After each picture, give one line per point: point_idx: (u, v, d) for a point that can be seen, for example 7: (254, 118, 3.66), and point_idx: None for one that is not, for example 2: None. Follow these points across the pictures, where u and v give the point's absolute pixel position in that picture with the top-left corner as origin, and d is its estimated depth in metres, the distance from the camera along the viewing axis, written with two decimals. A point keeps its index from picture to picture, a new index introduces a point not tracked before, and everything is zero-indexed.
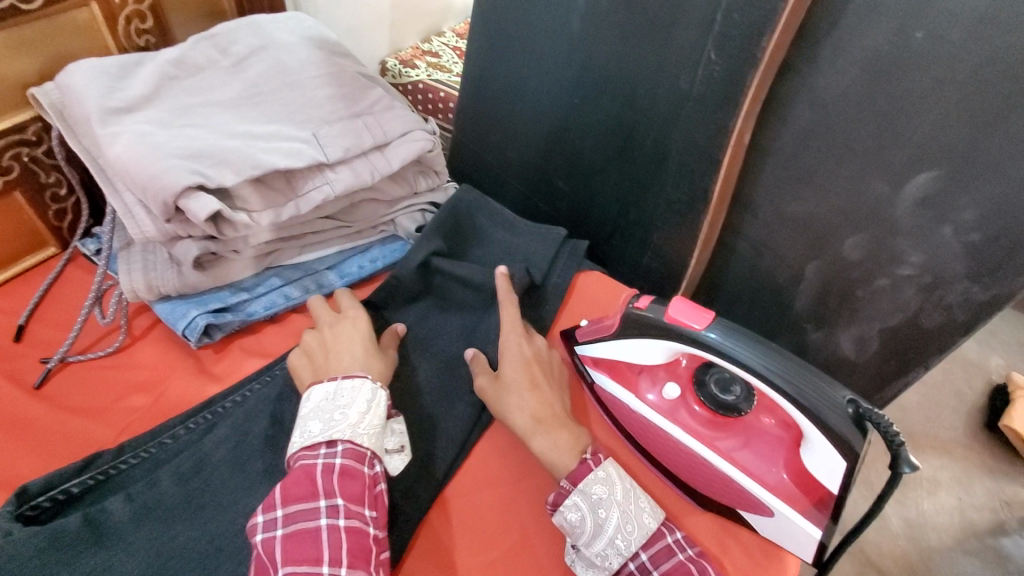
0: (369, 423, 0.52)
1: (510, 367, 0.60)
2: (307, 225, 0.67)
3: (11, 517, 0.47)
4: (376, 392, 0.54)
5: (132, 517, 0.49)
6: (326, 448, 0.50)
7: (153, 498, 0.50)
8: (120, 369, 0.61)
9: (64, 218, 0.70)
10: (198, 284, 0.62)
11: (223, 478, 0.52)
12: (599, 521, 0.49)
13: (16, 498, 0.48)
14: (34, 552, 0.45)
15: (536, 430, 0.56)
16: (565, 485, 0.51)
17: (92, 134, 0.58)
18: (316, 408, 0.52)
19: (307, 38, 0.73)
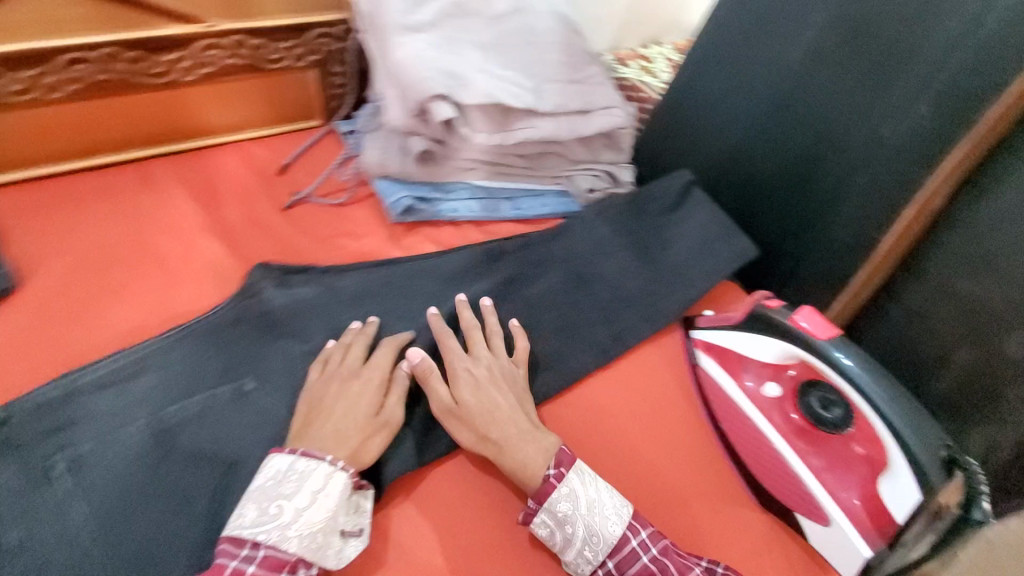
0: (307, 520, 0.48)
1: (464, 392, 0.59)
2: (505, 157, 0.80)
3: (262, 277, 0.66)
4: (330, 478, 0.50)
5: (323, 300, 0.67)
6: (246, 549, 0.46)
7: (333, 297, 0.67)
8: (338, 217, 0.78)
9: (334, 101, 0.91)
10: (413, 173, 0.77)
11: (388, 312, 0.68)
12: (567, 535, 0.53)
13: (262, 267, 0.66)
14: (258, 316, 0.63)
15: (503, 448, 0.56)
16: (532, 505, 0.53)
17: (383, 40, 0.74)
18: (258, 491, 0.49)
19: (556, 12, 0.85)
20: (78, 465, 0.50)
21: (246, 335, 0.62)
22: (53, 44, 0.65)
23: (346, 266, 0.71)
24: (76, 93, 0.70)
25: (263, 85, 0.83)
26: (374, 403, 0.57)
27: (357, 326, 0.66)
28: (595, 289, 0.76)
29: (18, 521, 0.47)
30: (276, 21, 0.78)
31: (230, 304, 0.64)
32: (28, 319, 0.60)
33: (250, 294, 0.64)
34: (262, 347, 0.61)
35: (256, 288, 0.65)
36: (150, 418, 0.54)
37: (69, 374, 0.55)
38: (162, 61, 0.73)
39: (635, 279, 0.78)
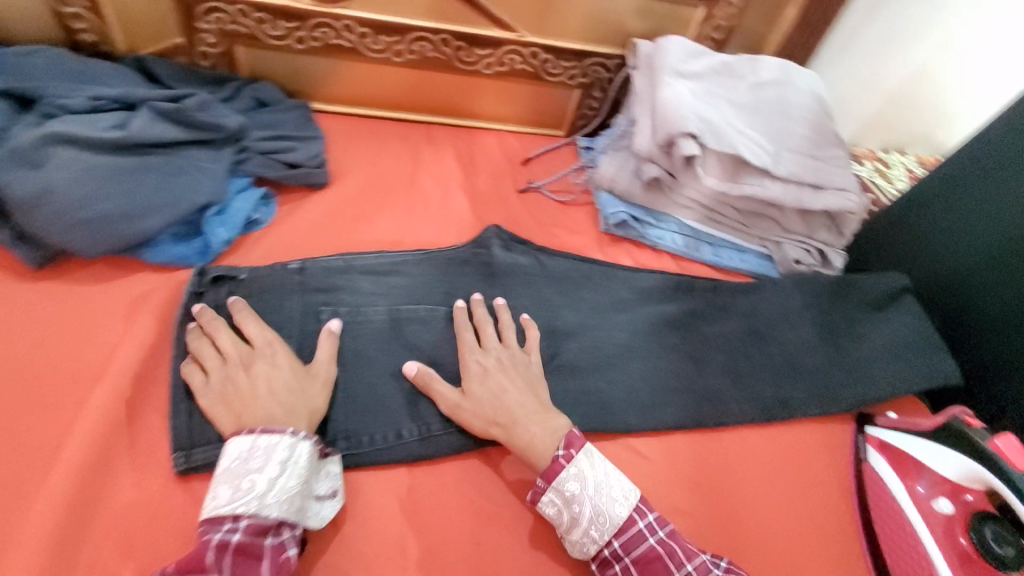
0: (282, 487, 0.51)
1: (472, 384, 0.63)
2: (721, 206, 0.85)
3: (498, 235, 0.79)
4: (293, 450, 0.53)
5: (532, 268, 0.78)
6: (229, 523, 0.49)
7: (539, 271, 0.78)
8: (559, 212, 0.89)
9: (582, 121, 1.04)
10: (636, 194, 0.86)
11: (579, 300, 0.77)
12: (573, 514, 0.56)
13: (497, 229, 0.79)
14: (479, 268, 0.75)
15: (512, 429, 0.60)
16: (541, 484, 0.57)
17: (654, 78, 0.84)
18: (226, 473, 0.52)
19: (816, 93, 0.89)
20: (339, 317, 0.66)
21: (470, 275, 0.75)
22: (410, 22, 0.87)
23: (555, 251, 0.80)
24: (409, 61, 0.91)
25: (536, 91, 0.99)
26: (286, 368, 0.58)
27: (552, 301, 0.75)
28: (771, 352, 0.77)
29: (294, 337, 0.64)
30: (569, 45, 0.93)
31: (465, 248, 0.78)
32: (327, 205, 0.79)
33: (482, 245, 0.77)
34: (477, 289, 0.74)
35: (487, 242, 0.78)
36: (391, 306, 0.69)
37: (349, 254, 0.72)
38: (476, 54, 0.92)
39: (815, 357, 0.78)
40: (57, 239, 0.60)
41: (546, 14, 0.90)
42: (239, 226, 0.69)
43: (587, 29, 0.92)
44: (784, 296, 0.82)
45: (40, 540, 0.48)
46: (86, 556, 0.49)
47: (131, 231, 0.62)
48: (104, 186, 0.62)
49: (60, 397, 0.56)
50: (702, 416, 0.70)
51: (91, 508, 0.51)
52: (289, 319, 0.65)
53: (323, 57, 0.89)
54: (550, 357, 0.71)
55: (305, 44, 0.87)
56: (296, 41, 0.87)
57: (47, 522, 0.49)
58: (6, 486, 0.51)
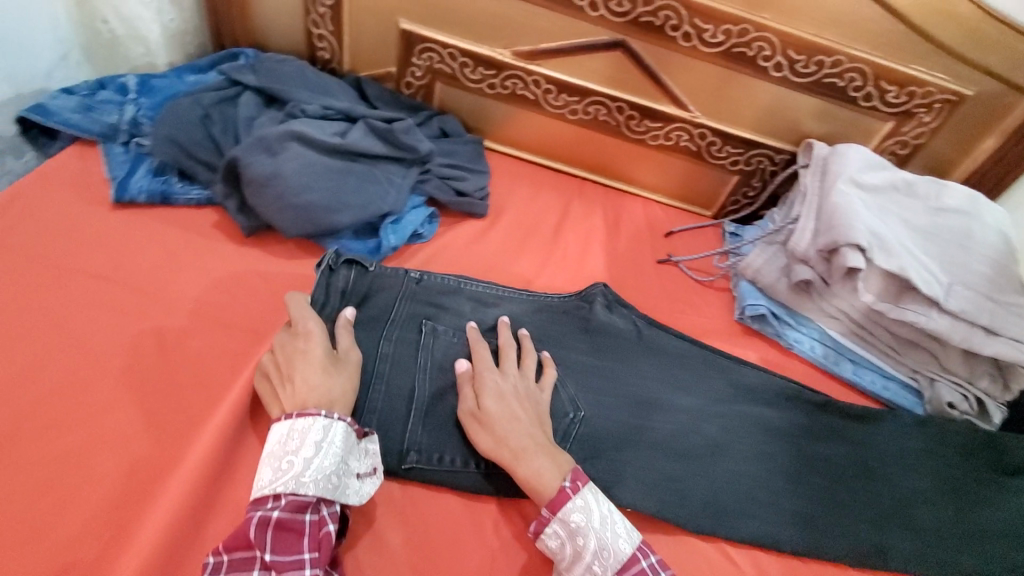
0: (317, 466, 0.52)
1: (488, 399, 0.61)
2: (873, 326, 0.81)
3: (603, 294, 0.79)
4: (329, 432, 0.54)
5: (631, 333, 0.77)
6: (270, 502, 0.51)
7: (637, 338, 0.77)
8: (693, 290, 0.89)
9: (733, 206, 1.04)
10: (780, 292, 0.84)
11: (675, 376, 0.75)
12: (576, 547, 0.55)
13: (603, 288, 0.79)
14: (577, 322, 0.77)
15: (518, 456, 0.58)
16: (546, 513, 0.56)
17: (828, 182, 0.83)
18: (270, 453, 0.54)
19: (1006, 231, 0.82)
20: (435, 332, 0.68)
21: (569, 325, 0.76)
22: (592, 87, 0.93)
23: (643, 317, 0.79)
24: (581, 121, 0.98)
25: (695, 170, 1.00)
26: (322, 351, 0.59)
27: (647, 374, 0.74)
28: (879, 490, 0.71)
29: (392, 339, 0.66)
30: (740, 133, 0.94)
31: (570, 299, 0.79)
32: (480, 233, 0.85)
33: (586, 300, 0.78)
34: (575, 342, 0.75)
35: (592, 297, 0.79)
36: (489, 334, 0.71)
37: (463, 277, 0.76)
38: (646, 125, 0.96)
39: (930, 512, 0.70)
40: (272, 216, 0.71)
41: (724, 100, 0.92)
42: (406, 237, 0.78)
43: (762, 120, 0.93)
44: (906, 433, 0.75)
45: (194, 464, 0.55)
46: (224, 490, 0.56)
47: (325, 221, 0.72)
48: (316, 180, 0.72)
49: (236, 346, 0.65)
50: (789, 538, 0.66)
51: (238, 449, 0.58)
52: (393, 322, 0.68)
53: (507, 103, 0.98)
54: (635, 429, 0.69)
55: (495, 90, 0.97)
56: (488, 86, 0.96)
57: (203, 450, 0.56)
58: (182, 409, 0.59)
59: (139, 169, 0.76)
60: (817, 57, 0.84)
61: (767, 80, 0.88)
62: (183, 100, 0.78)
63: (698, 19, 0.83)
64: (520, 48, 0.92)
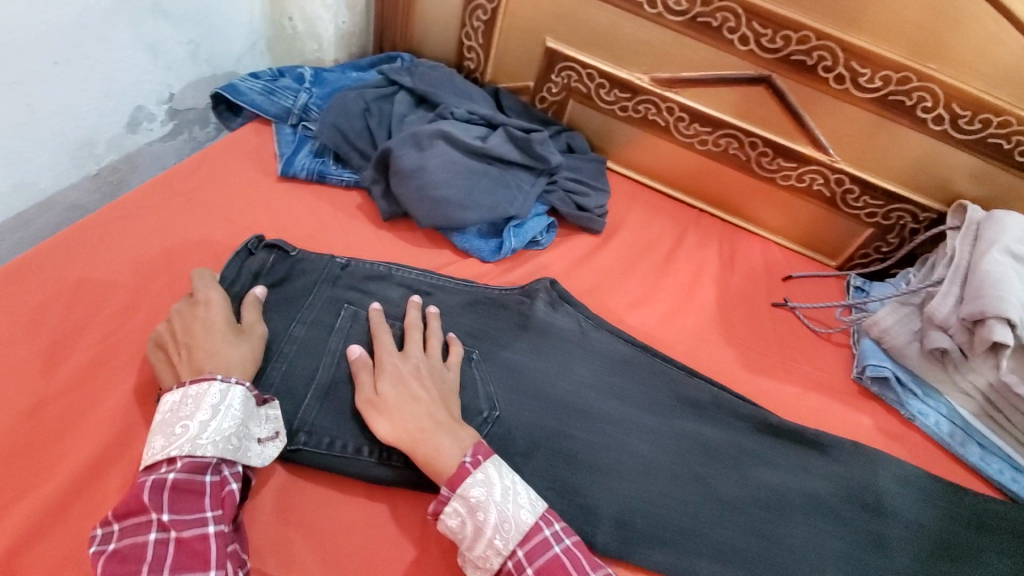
0: (215, 427, 0.53)
1: (383, 383, 0.60)
2: (1016, 413, 0.72)
3: (548, 287, 0.76)
4: (223, 394, 0.54)
5: (575, 335, 0.74)
6: (165, 466, 0.52)
7: (585, 341, 0.74)
8: (808, 340, 0.85)
9: (862, 260, 0.98)
10: (909, 357, 0.78)
11: (616, 388, 0.70)
12: (477, 522, 0.53)
13: (550, 283, 0.77)
14: (509, 308, 0.74)
15: (415, 437, 0.57)
16: (444, 492, 0.54)
17: (981, 248, 0.76)
18: (161, 421, 0.54)
19: None
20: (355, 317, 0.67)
21: (504, 320, 0.73)
22: (727, 119, 0.93)
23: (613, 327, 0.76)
24: (709, 151, 0.97)
25: (825, 217, 0.96)
26: (223, 318, 0.60)
27: (580, 376, 0.70)
28: (826, 529, 0.64)
29: (305, 322, 0.66)
30: (884, 184, 0.89)
31: (513, 293, 0.76)
32: (593, 249, 0.87)
33: (528, 294, 0.75)
34: (513, 336, 0.71)
35: (535, 292, 0.76)
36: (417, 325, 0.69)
37: (395, 264, 0.75)
38: (778, 164, 0.94)
39: (892, 566, 0.63)
40: (411, 205, 0.77)
41: (869, 148, 0.87)
42: (526, 241, 0.81)
43: (910, 174, 0.88)
44: (870, 469, 0.69)
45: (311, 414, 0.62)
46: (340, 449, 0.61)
47: (457, 216, 0.77)
48: (454, 178, 0.78)
49: None
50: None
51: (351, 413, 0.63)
52: (310, 306, 0.67)
53: (636, 127, 1.00)
54: (551, 434, 0.65)
55: (627, 113, 0.99)
56: (620, 108, 0.98)
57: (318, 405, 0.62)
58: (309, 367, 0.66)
59: (303, 150, 0.86)
60: (984, 114, 0.79)
61: (921, 132, 0.83)
62: (350, 94, 0.87)
63: (855, 62, 0.80)
64: (660, 76, 0.93)
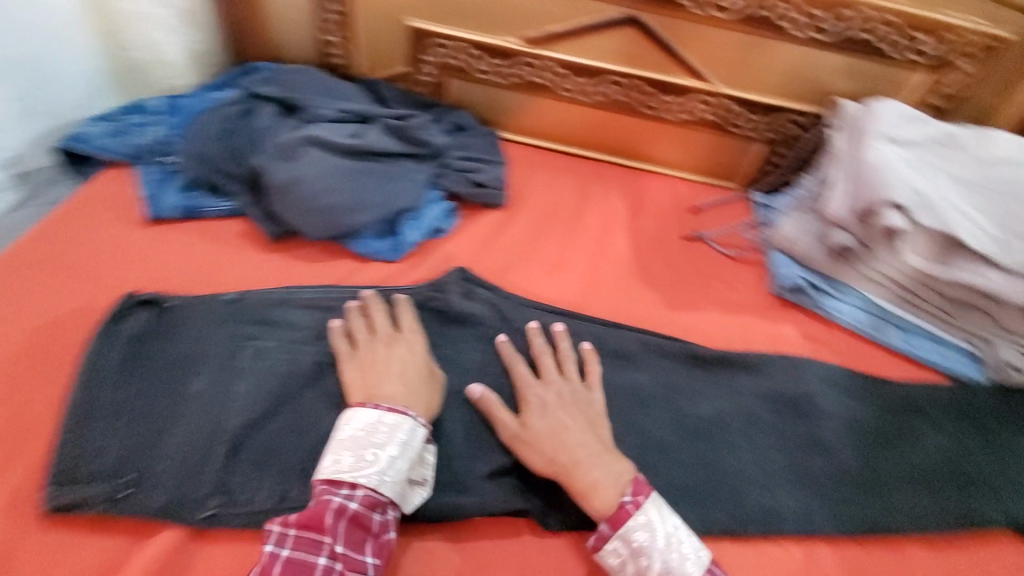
0: (398, 466, 0.55)
1: (534, 418, 0.62)
2: (923, 290, 0.76)
3: (459, 276, 0.74)
4: (416, 434, 0.57)
5: (497, 320, 0.71)
6: (346, 489, 0.53)
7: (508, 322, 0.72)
8: (724, 265, 0.86)
9: (762, 176, 1.00)
10: (817, 261, 0.80)
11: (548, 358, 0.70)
12: (640, 567, 0.54)
13: (463, 271, 0.74)
14: (417, 307, 0.71)
15: (574, 468, 0.58)
16: (604, 528, 0.55)
17: (860, 142, 0.79)
18: (350, 440, 0.56)
19: None
20: (259, 355, 0.64)
21: (414, 319, 0.70)
22: (604, 66, 0.91)
23: (532, 300, 0.74)
24: (595, 101, 0.96)
25: (718, 142, 0.97)
26: (421, 357, 0.64)
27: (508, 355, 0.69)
28: (768, 443, 0.66)
29: (206, 374, 0.61)
30: (765, 98, 0.91)
31: (423, 289, 0.73)
32: (500, 223, 0.85)
33: (438, 289, 0.73)
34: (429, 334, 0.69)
35: (446, 287, 0.73)
36: (326, 347, 0.65)
37: (291, 287, 0.70)
38: (664, 100, 0.94)
39: (836, 460, 0.66)
40: (296, 220, 0.73)
41: (744, 67, 0.89)
42: (426, 232, 0.79)
43: (787, 84, 0.90)
44: (797, 374, 0.71)
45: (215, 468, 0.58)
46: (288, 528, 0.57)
47: (347, 221, 0.74)
48: (334, 181, 0.74)
49: None
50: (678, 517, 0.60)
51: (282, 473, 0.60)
52: (206, 356, 0.63)
53: (519, 92, 0.98)
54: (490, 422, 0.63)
55: (507, 79, 0.96)
56: (499, 76, 0.96)
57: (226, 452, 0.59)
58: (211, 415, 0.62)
59: (171, 187, 0.79)
60: (837, 12, 0.80)
61: (785, 40, 0.85)
62: (207, 116, 0.81)
63: None
64: (531, 35, 0.91)
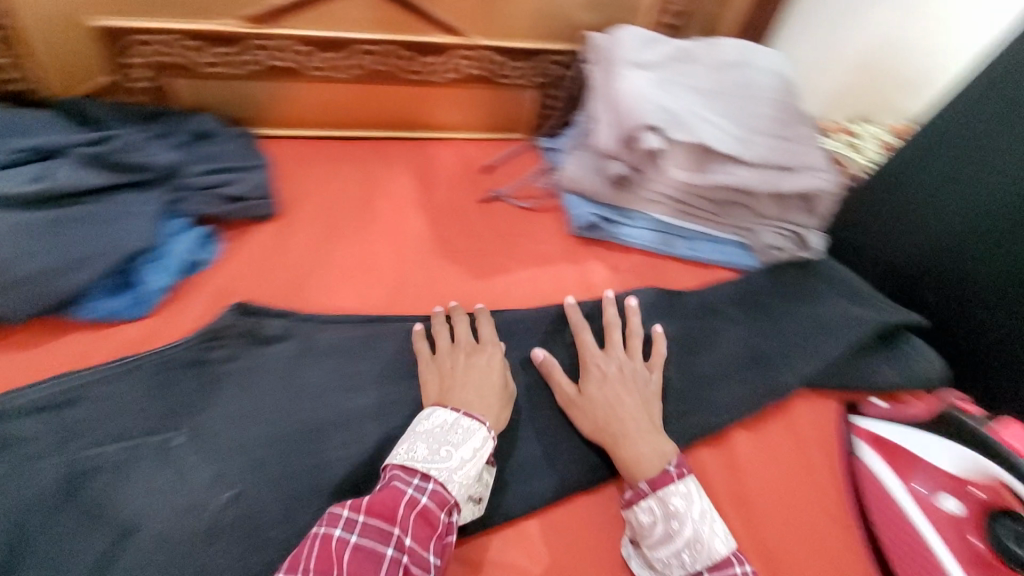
0: (466, 473, 0.53)
1: (597, 389, 0.64)
2: (695, 198, 0.82)
3: (233, 314, 0.63)
4: (486, 442, 0.55)
5: (294, 352, 0.63)
6: (418, 480, 0.52)
7: (308, 347, 0.64)
8: (525, 220, 0.86)
9: (543, 121, 1.01)
10: (603, 194, 0.83)
11: (362, 371, 0.63)
12: (671, 530, 0.54)
13: (241, 306, 0.63)
14: (185, 366, 0.60)
15: (622, 442, 0.60)
16: (643, 486, 0.56)
17: (612, 72, 0.81)
18: (427, 434, 0.55)
19: (778, 72, 0.85)
20: None
21: (183, 385, 0.59)
22: (348, 36, 0.82)
23: (331, 316, 0.67)
24: (352, 76, 0.87)
25: (491, 96, 0.95)
26: (498, 370, 0.62)
27: (313, 383, 0.61)
28: None
29: None
30: (521, 43, 0.89)
31: (195, 342, 0.61)
32: (277, 237, 0.75)
33: (213, 338, 0.61)
34: (209, 396, 0.58)
35: (222, 333, 0.62)
36: (69, 456, 0.52)
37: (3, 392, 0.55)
38: (424, 63, 0.88)
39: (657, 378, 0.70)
40: None
41: (492, 15, 0.86)
42: (178, 271, 0.67)
43: (538, 26, 0.89)
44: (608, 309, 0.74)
45: None
46: None
47: (61, 287, 0.59)
48: (26, 245, 0.59)
49: None
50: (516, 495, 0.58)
51: None
52: None
53: (263, 81, 0.85)
54: (307, 470, 0.55)
55: (243, 69, 0.83)
56: (232, 67, 0.82)
57: None
58: None
59: None
60: None
61: None
62: None
63: None
64: (254, 14, 0.78)
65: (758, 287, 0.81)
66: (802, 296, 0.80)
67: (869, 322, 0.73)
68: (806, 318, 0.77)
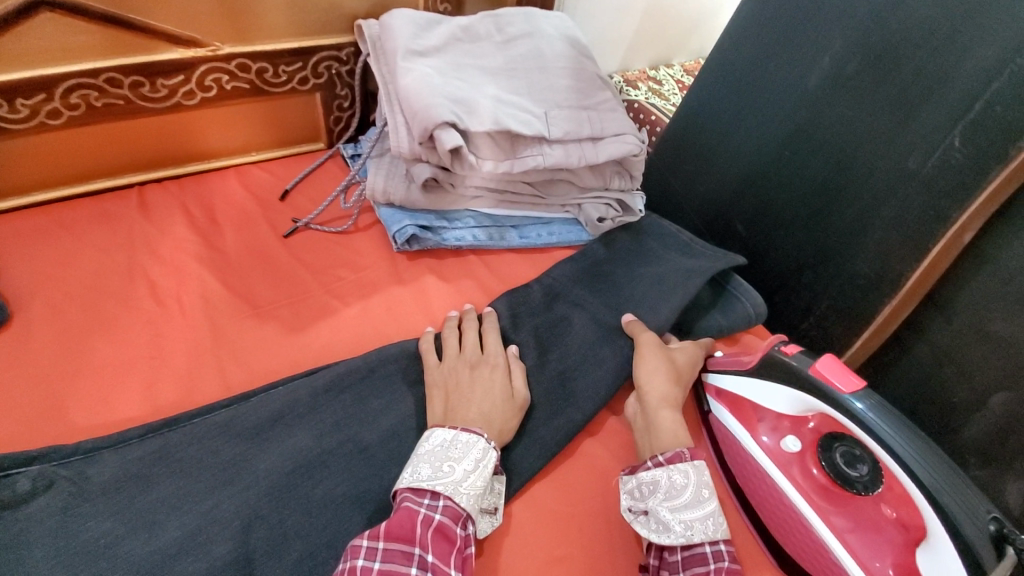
0: (473, 483, 0.51)
1: (682, 358, 0.66)
2: (512, 184, 0.78)
3: None
4: (487, 451, 0.53)
5: (63, 503, 0.49)
6: (429, 499, 0.50)
7: (81, 491, 0.50)
8: (340, 247, 0.76)
9: (338, 125, 0.90)
10: (418, 202, 0.75)
11: (164, 496, 0.51)
12: (699, 496, 0.53)
13: None
14: None
15: (665, 407, 0.61)
16: (684, 451, 0.55)
17: (393, 64, 0.72)
18: (428, 454, 0.52)
19: (566, 36, 0.82)
20: None
21: None
22: (46, 73, 0.64)
23: (103, 438, 0.53)
24: (70, 119, 0.68)
25: (268, 109, 0.82)
26: (504, 382, 0.61)
27: (99, 535, 0.48)
28: None
29: None
30: (283, 44, 0.76)
31: None
32: (14, 350, 0.58)
33: None
34: None
35: None
36: None
37: None
38: (164, 86, 0.72)
39: None
40: None
41: (238, 16, 0.72)
42: None
43: (298, 22, 0.76)
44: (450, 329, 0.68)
45: None
46: None
47: None
48: None
49: None
50: None
51: None
52: None
53: None
54: None
55: None
56: None
57: None
58: None
59: None
60: None
61: None
62: None
63: None
64: None
65: (596, 260, 0.80)
66: (637, 259, 0.80)
67: (699, 274, 0.75)
68: (641, 280, 0.77)
